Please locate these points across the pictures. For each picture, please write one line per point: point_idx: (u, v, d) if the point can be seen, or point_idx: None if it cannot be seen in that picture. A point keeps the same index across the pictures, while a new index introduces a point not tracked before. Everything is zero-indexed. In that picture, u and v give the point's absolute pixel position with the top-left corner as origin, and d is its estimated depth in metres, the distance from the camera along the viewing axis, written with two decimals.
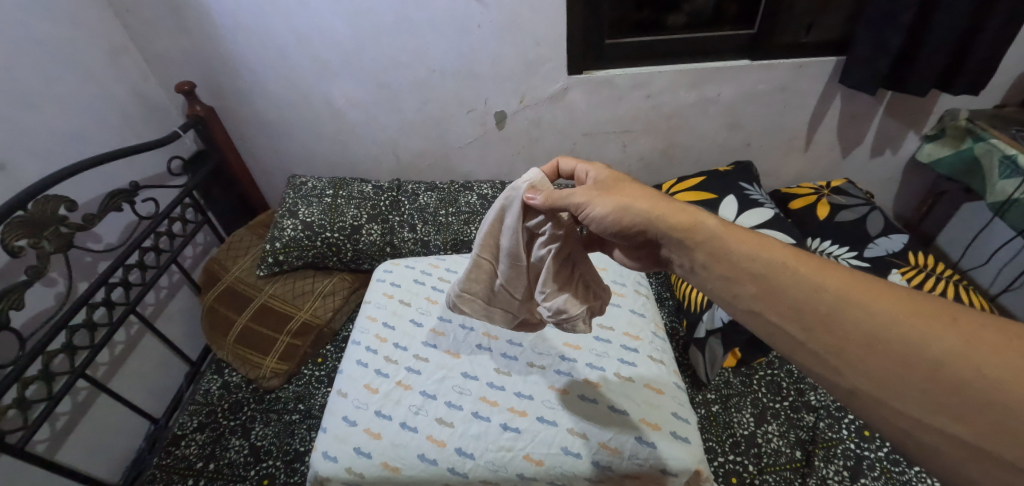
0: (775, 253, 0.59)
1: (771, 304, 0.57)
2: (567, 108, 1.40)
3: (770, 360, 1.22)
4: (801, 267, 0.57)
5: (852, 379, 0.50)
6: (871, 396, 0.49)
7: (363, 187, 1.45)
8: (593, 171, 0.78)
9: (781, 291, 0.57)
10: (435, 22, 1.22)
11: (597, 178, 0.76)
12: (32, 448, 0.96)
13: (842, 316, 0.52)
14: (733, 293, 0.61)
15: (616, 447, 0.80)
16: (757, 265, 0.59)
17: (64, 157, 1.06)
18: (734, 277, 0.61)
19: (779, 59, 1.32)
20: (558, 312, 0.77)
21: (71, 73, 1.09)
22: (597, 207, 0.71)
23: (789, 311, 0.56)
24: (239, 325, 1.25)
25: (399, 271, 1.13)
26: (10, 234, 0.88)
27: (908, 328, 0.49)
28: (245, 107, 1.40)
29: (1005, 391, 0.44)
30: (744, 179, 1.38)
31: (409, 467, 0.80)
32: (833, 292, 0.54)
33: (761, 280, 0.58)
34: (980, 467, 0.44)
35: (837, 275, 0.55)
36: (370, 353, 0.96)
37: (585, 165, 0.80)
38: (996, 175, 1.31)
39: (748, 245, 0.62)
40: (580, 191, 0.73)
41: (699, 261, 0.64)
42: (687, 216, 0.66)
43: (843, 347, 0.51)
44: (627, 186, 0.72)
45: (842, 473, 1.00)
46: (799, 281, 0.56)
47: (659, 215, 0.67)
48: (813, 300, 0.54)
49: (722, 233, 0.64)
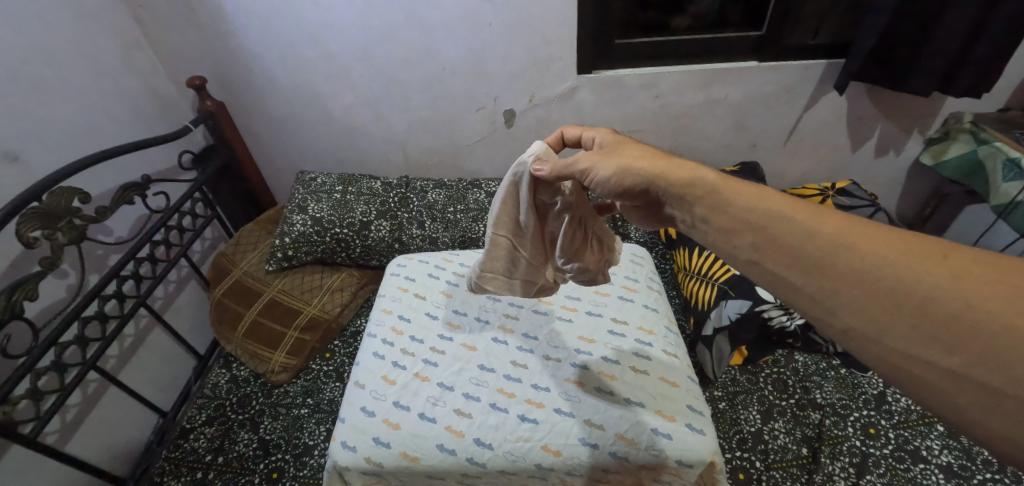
0: (772, 203, 0.56)
1: (769, 252, 0.54)
2: (576, 107, 1.41)
3: (776, 358, 1.24)
4: (797, 215, 0.54)
5: (847, 320, 0.48)
6: (864, 335, 0.47)
7: (372, 183, 1.45)
8: (600, 136, 0.78)
9: (778, 239, 0.54)
10: (447, 21, 1.23)
11: (602, 143, 0.76)
12: (42, 439, 0.96)
13: (837, 257, 0.49)
14: (733, 243, 0.58)
15: (632, 438, 0.81)
16: (755, 215, 0.56)
17: (78, 150, 1.06)
18: (733, 229, 0.57)
19: (785, 60, 1.34)
20: (579, 271, 0.87)
21: (85, 66, 1.09)
22: (601, 171, 0.70)
23: (787, 259, 0.52)
24: (249, 317, 1.26)
25: (413, 265, 1.14)
26: (25, 224, 0.88)
27: (899, 267, 0.46)
28: (256, 103, 1.41)
29: (989, 319, 0.42)
30: (750, 179, 1.40)
31: (427, 457, 0.81)
32: (828, 238, 0.51)
33: (758, 229, 0.55)
34: (971, 398, 0.42)
35: (832, 220, 0.51)
36: (387, 345, 0.97)
37: (590, 132, 0.79)
38: (1000, 178, 1.33)
39: (747, 195, 0.58)
40: (585, 157, 0.72)
41: (699, 215, 0.61)
42: (686, 172, 0.64)
43: (839, 291, 0.49)
44: (629, 149, 0.71)
45: (848, 470, 1.01)
46: (796, 229, 0.53)
47: (660, 174, 0.65)
48: (808, 246, 0.51)
49: (722, 187, 0.61)
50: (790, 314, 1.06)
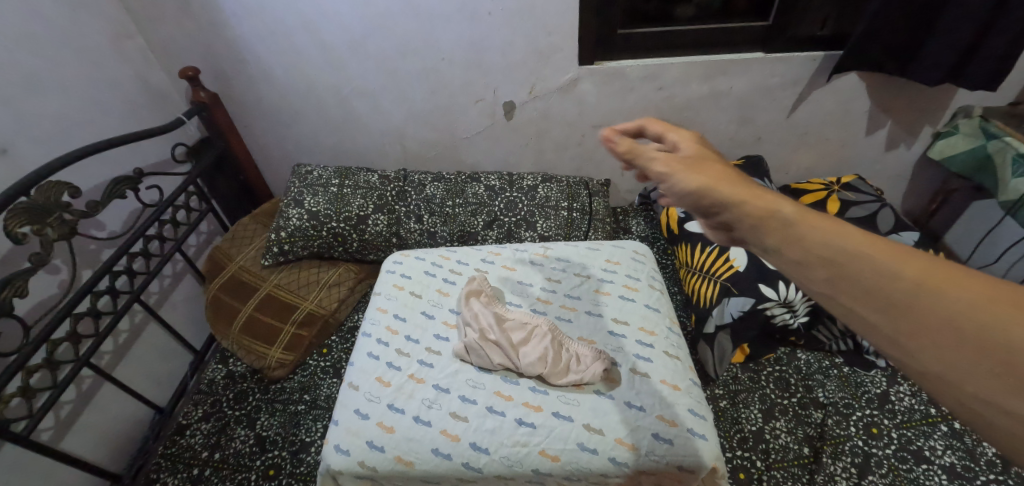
0: (849, 232, 0.42)
1: (842, 289, 0.40)
2: (578, 98, 1.38)
3: (778, 356, 1.22)
4: (879, 246, 0.40)
5: (934, 368, 0.36)
6: (954, 386, 0.36)
7: (369, 176, 1.42)
8: (682, 142, 0.62)
9: (850, 275, 0.40)
10: (445, 10, 1.20)
11: (684, 151, 0.60)
12: (36, 436, 0.96)
13: (919, 300, 0.37)
14: (804, 276, 0.43)
15: (633, 444, 0.80)
16: (828, 246, 0.42)
17: (68, 143, 1.04)
18: (803, 263, 0.43)
19: (793, 52, 1.31)
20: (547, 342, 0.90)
21: (75, 56, 1.07)
22: (677, 185, 0.55)
23: (863, 297, 0.39)
24: (245, 314, 1.24)
25: (410, 262, 1.12)
26: (13, 220, 0.87)
27: (994, 317, 0.34)
28: (249, 95, 1.38)
29: None
30: (755, 174, 1.38)
31: (421, 462, 0.80)
32: (907, 275, 0.38)
33: (828, 261, 0.41)
34: None
35: (915, 254, 0.38)
36: (381, 345, 0.95)
37: (675, 133, 0.63)
38: (1008, 174, 1.31)
39: (826, 226, 0.43)
40: (661, 157, 0.58)
41: (771, 250, 0.46)
42: (764, 203, 0.48)
43: (922, 336, 0.37)
44: (716, 165, 0.55)
45: (850, 470, 1.00)
46: (874, 263, 0.39)
47: (740, 202, 0.50)
48: (885, 283, 0.39)
49: (798, 218, 0.45)
50: (794, 312, 1.13)
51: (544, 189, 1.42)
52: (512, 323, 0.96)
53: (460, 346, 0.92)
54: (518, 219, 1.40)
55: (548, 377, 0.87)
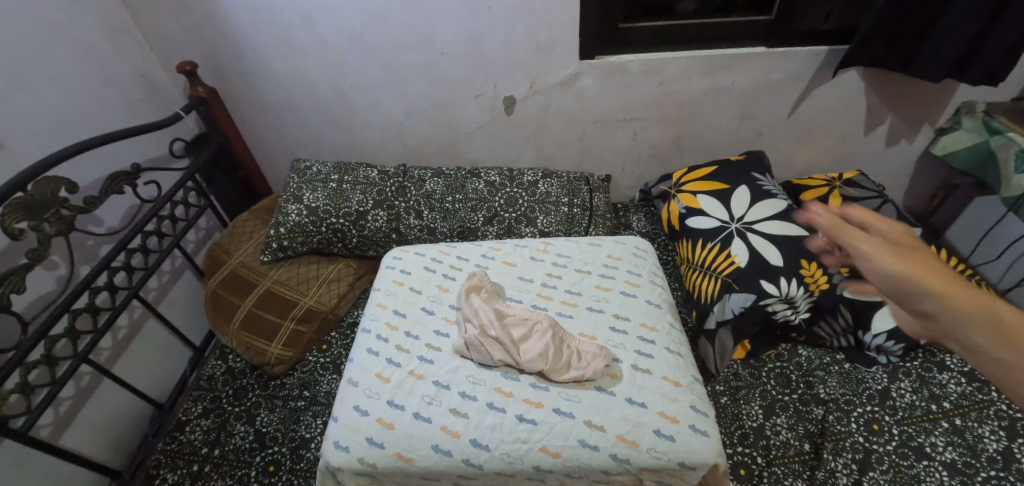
0: None
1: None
2: (578, 93, 1.37)
3: (779, 352, 1.22)
4: None
5: None
6: None
7: (368, 171, 1.41)
8: (886, 228, 0.72)
9: None
10: (445, 4, 1.19)
11: (890, 237, 0.70)
12: (35, 432, 0.96)
13: None
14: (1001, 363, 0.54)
15: (634, 440, 0.80)
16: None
17: (64, 138, 1.03)
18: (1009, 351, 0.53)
19: (795, 46, 1.30)
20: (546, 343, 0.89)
21: (71, 50, 1.06)
22: (879, 269, 0.66)
23: None
24: (244, 310, 1.23)
25: (410, 258, 1.12)
26: (9, 215, 0.86)
27: None
28: (248, 90, 1.37)
29: None
30: (757, 169, 1.37)
31: (421, 458, 0.80)
32: None
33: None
34: None
35: None
36: (381, 341, 0.95)
37: (879, 222, 0.74)
38: (1012, 169, 1.30)
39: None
40: (873, 245, 0.68)
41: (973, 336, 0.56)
42: (979, 300, 0.58)
43: None
44: (927, 258, 0.65)
45: (851, 466, 1.00)
46: None
47: (950, 294, 0.59)
48: None
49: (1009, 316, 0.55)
50: (795, 309, 1.14)
51: (544, 185, 1.42)
52: (512, 319, 0.95)
53: (460, 342, 0.91)
54: (518, 214, 1.39)
55: (549, 374, 0.86)
